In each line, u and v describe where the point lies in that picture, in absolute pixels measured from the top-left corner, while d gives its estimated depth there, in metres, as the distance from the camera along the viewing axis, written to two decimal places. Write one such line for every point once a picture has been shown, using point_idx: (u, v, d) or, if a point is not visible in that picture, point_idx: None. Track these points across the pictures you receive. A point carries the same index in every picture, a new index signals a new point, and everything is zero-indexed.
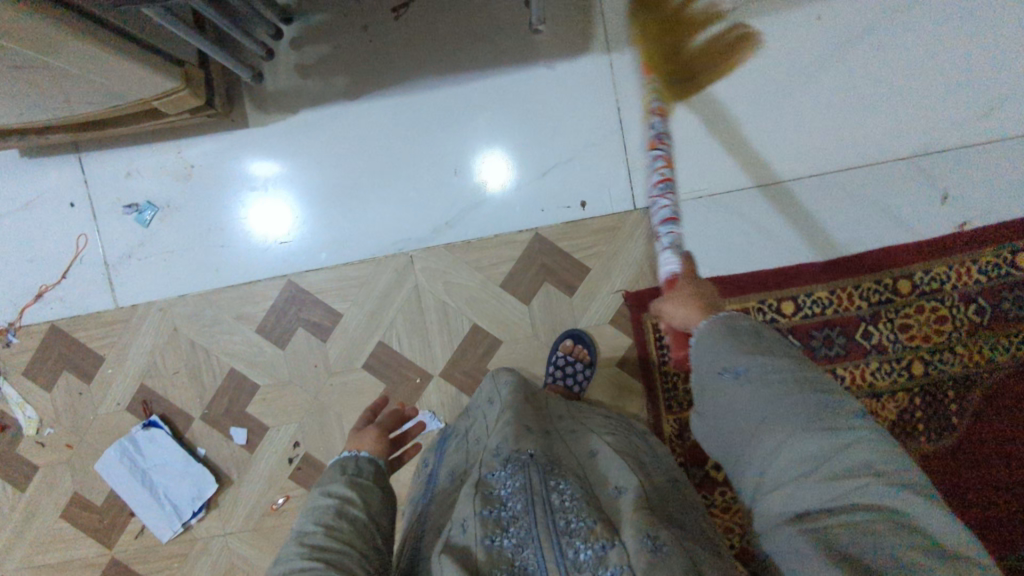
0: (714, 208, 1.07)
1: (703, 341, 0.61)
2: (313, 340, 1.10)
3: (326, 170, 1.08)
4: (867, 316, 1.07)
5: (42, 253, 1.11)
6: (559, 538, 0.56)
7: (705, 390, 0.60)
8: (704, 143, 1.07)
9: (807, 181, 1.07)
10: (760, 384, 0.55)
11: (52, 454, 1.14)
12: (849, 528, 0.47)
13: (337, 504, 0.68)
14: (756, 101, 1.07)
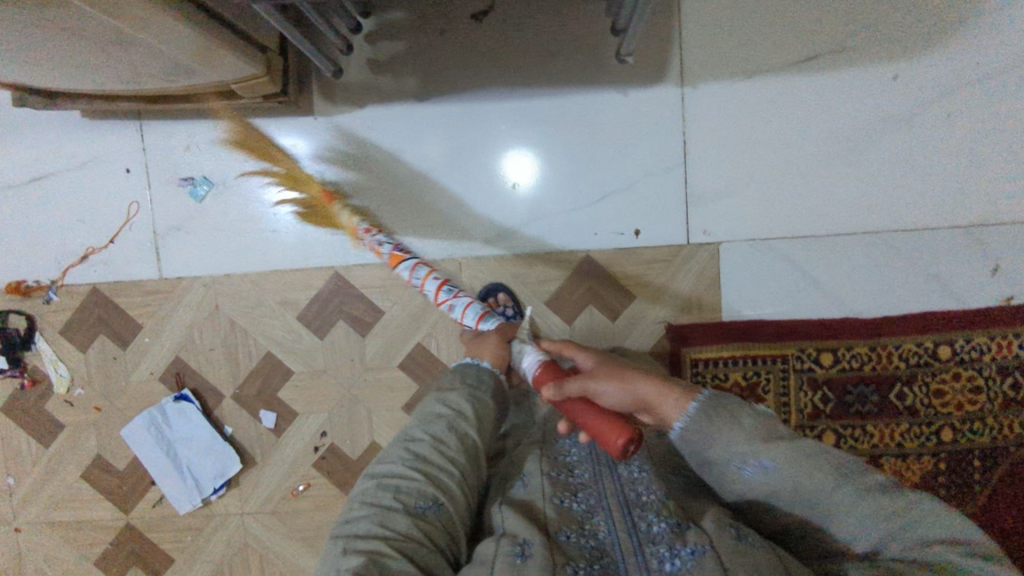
0: (765, 252, 1.07)
1: (701, 426, 0.63)
2: (353, 334, 1.11)
3: (387, 167, 1.08)
4: (903, 377, 1.08)
5: (92, 215, 1.10)
6: (632, 510, 0.66)
7: (728, 477, 0.63)
8: (765, 187, 1.06)
9: (863, 238, 1.07)
10: (791, 478, 0.59)
11: (80, 414, 1.14)
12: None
13: (450, 415, 0.80)
14: (824, 150, 1.06)
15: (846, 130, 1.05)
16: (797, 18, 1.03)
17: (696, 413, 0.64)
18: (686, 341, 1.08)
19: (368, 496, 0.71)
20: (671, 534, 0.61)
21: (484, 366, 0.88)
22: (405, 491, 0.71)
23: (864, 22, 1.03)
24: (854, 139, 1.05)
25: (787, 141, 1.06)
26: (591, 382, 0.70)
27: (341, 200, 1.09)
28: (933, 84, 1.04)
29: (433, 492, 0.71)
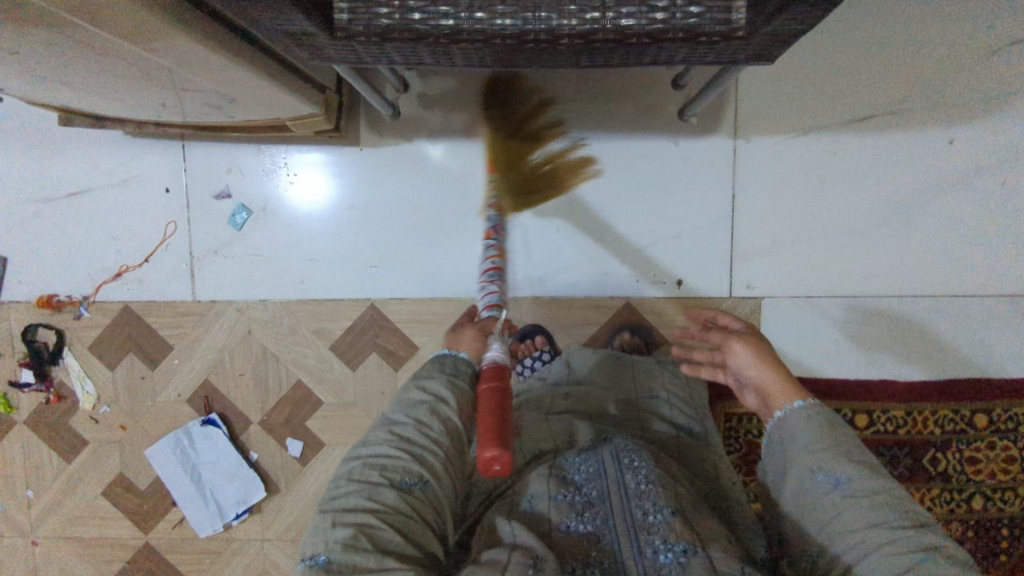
0: (806, 309, 1.06)
1: (794, 420, 0.66)
2: (385, 367, 1.10)
3: (429, 201, 1.07)
4: (938, 442, 1.07)
5: (129, 233, 1.09)
6: (638, 535, 0.58)
7: (787, 465, 0.65)
8: (812, 245, 1.05)
9: (908, 302, 1.06)
10: (859, 498, 0.59)
11: (105, 431, 1.13)
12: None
13: (432, 399, 0.66)
14: (874, 211, 1.04)
15: (897, 194, 1.04)
16: (854, 79, 1.02)
17: (805, 419, 0.65)
18: (720, 395, 1.08)
19: (355, 471, 0.61)
20: (679, 570, 0.54)
21: (461, 353, 0.72)
22: (392, 468, 0.61)
23: (922, 86, 1.01)
24: (905, 202, 1.04)
25: (836, 200, 1.04)
26: (733, 343, 0.74)
27: (379, 233, 1.08)
28: (993, 150, 1.02)
29: (423, 469, 0.61)
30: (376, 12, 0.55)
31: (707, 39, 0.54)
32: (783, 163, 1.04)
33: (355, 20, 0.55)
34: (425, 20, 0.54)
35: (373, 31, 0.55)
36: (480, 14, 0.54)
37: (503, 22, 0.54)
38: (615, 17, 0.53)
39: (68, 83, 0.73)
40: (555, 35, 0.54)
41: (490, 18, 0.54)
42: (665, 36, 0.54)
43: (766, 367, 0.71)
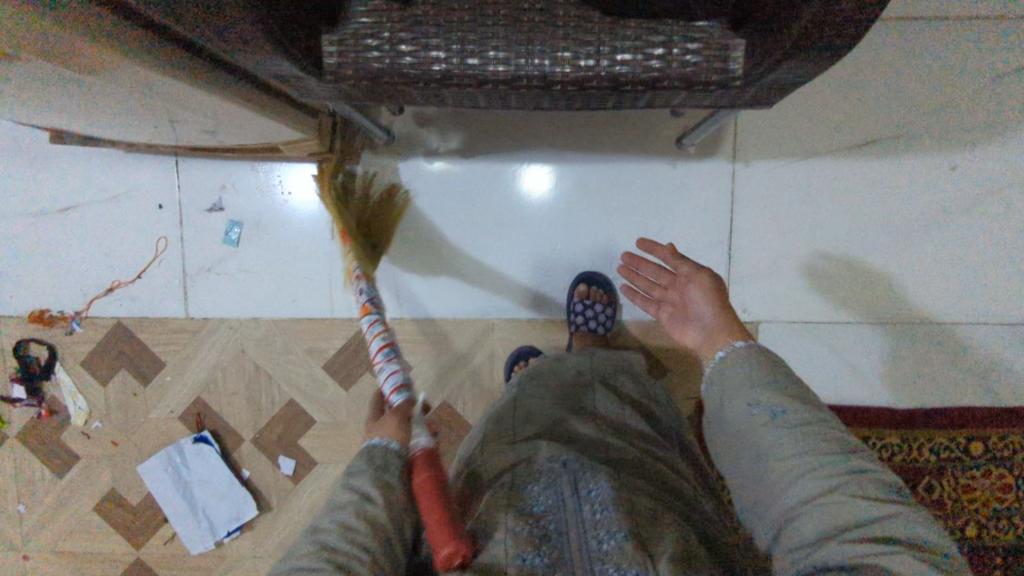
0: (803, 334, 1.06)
1: (738, 367, 0.69)
2: (378, 387, 1.10)
3: (422, 219, 1.06)
4: (933, 470, 1.06)
5: (121, 249, 1.08)
6: (593, 565, 0.56)
7: (729, 411, 0.68)
8: (810, 270, 1.04)
9: (903, 329, 1.05)
10: (797, 430, 0.63)
11: (97, 447, 1.13)
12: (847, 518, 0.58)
13: (357, 499, 0.61)
14: (874, 238, 1.03)
15: (898, 221, 1.03)
16: (854, 104, 1.01)
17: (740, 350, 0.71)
18: None
19: None
20: None
21: (379, 440, 0.67)
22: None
23: (922, 112, 1.00)
24: (905, 229, 1.03)
25: (835, 226, 1.03)
26: (694, 275, 0.82)
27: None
28: (996, 178, 1.01)
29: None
30: (366, 56, 0.54)
31: (706, 85, 0.53)
32: (782, 188, 1.03)
33: (343, 64, 0.54)
34: (416, 63, 0.53)
35: (362, 75, 0.54)
36: (474, 59, 0.52)
37: (496, 66, 0.52)
38: (611, 61, 0.52)
39: (56, 109, 0.72)
40: (549, 79, 0.53)
41: (483, 61, 0.52)
42: (662, 81, 0.53)
43: (719, 294, 0.80)
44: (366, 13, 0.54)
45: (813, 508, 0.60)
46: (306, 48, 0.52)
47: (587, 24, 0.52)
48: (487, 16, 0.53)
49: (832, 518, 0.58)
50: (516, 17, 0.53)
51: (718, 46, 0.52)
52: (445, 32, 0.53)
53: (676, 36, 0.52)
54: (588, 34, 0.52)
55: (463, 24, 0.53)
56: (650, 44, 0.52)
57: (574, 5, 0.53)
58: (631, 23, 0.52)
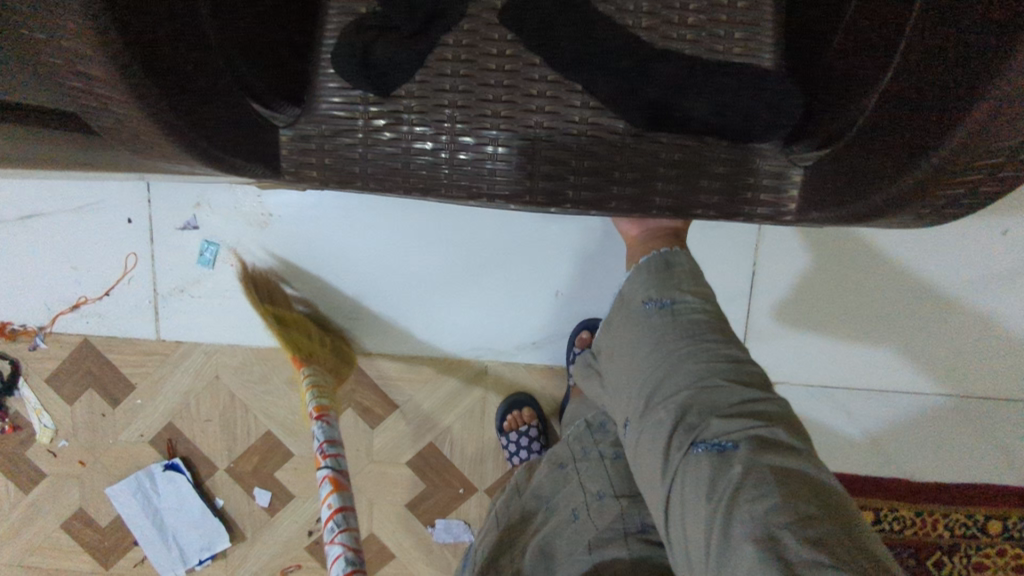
0: (822, 403, 1.00)
1: (640, 276, 0.71)
2: (360, 424, 1.04)
3: (422, 258, 0.97)
4: (944, 545, 1.00)
5: (86, 264, 0.99)
6: None
7: (625, 318, 0.70)
8: (835, 332, 0.97)
9: (928, 399, 0.98)
10: (679, 318, 0.65)
11: (63, 466, 1.07)
12: (733, 397, 0.57)
13: None
14: (910, 303, 0.94)
15: (941, 294, 0.94)
16: None
17: (661, 254, 0.72)
18: None
19: None
20: None
21: None
22: None
23: None
24: (949, 300, 0.94)
25: (874, 294, 0.94)
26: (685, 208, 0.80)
27: (364, 290, 0.99)
28: None
29: None
30: (339, 151, 0.55)
31: (748, 216, 0.54)
32: (815, 245, 0.93)
33: (309, 150, 0.55)
34: (393, 158, 0.54)
35: (325, 169, 0.55)
36: (468, 155, 0.54)
37: (503, 172, 0.53)
38: (630, 179, 0.53)
39: None
40: (559, 194, 0.53)
41: (486, 169, 0.54)
42: (696, 207, 0.54)
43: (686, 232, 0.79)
44: (340, 106, 0.55)
45: (696, 389, 0.58)
46: (261, 149, 0.51)
47: (609, 135, 0.53)
48: (489, 114, 0.54)
49: (713, 395, 0.57)
50: (523, 120, 0.54)
51: (768, 175, 0.53)
52: (447, 130, 0.54)
53: (714, 155, 0.53)
54: (612, 149, 0.53)
55: (459, 119, 0.54)
56: (687, 165, 0.53)
57: (590, 108, 0.53)
58: (664, 136, 0.53)
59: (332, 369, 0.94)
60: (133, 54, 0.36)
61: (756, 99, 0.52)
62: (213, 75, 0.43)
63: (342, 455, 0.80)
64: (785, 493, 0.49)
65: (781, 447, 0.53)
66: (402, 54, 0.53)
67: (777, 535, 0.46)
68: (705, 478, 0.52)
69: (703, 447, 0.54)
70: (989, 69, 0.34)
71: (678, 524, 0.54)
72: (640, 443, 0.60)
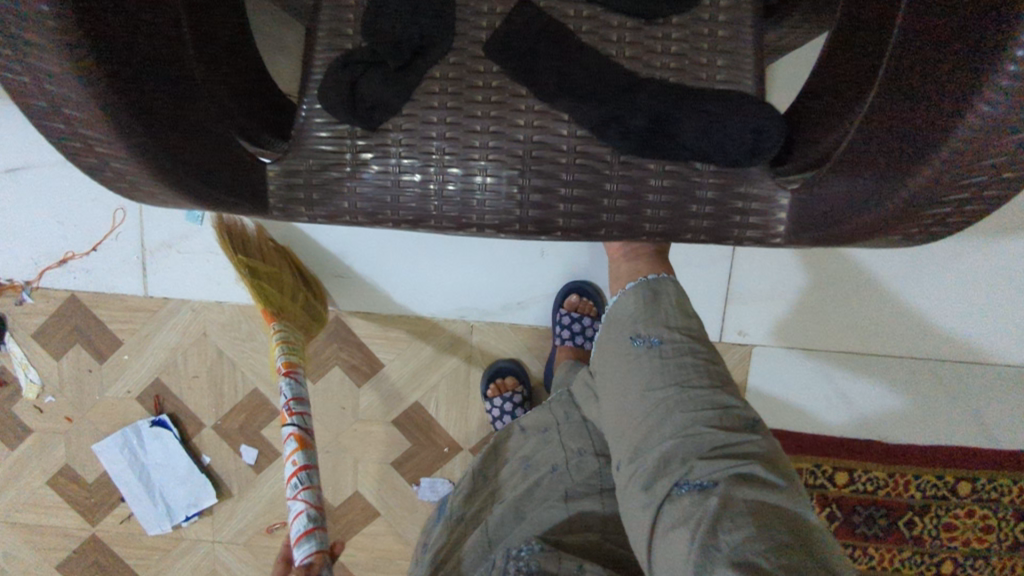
0: (795, 400, 1.04)
1: (626, 303, 0.75)
2: (347, 382, 1.05)
3: (414, 253, 0.99)
4: (916, 505, 1.03)
5: (73, 218, 0.99)
6: None
7: (613, 352, 0.72)
8: (814, 309, 1.00)
9: (902, 378, 1.01)
10: (669, 355, 0.68)
11: (50, 422, 1.07)
12: (720, 439, 0.61)
13: None
14: (883, 283, 0.98)
15: (921, 315, 0.98)
16: None
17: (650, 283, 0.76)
18: None
19: None
20: None
21: None
22: None
23: None
24: (919, 280, 0.97)
25: (856, 311, 0.99)
26: None
27: (353, 278, 1.01)
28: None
29: None
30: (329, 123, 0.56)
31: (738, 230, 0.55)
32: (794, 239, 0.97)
33: (295, 185, 0.56)
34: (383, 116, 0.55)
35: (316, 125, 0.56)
36: (457, 174, 0.55)
37: (492, 203, 0.55)
38: (621, 207, 0.55)
39: None
40: (548, 222, 0.55)
41: (476, 183, 0.54)
42: (686, 231, 0.55)
43: None
44: (327, 141, 0.56)
45: (681, 434, 0.62)
46: (247, 186, 0.52)
47: (596, 163, 0.54)
48: (478, 132, 0.55)
49: (696, 439, 0.61)
50: (510, 137, 0.55)
51: (754, 203, 0.54)
52: (437, 105, 0.55)
53: (701, 182, 0.54)
54: (601, 167, 0.54)
55: (450, 94, 0.55)
56: (674, 191, 0.54)
57: (577, 136, 0.54)
58: (651, 166, 0.54)
59: (305, 326, 0.93)
60: (109, 85, 0.38)
61: (746, 121, 0.52)
62: (189, 109, 0.45)
63: (309, 413, 0.82)
64: (762, 529, 0.52)
65: (760, 483, 0.57)
66: (384, 85, 0.55)
67: (752, 561, 0.50)
68: (687, 515, 0.56)
69: (687, 487, 0.58)
70: (937, 136, 0.37)
71: (662, 556, 0.58)
72: (628, 484, 0.64)
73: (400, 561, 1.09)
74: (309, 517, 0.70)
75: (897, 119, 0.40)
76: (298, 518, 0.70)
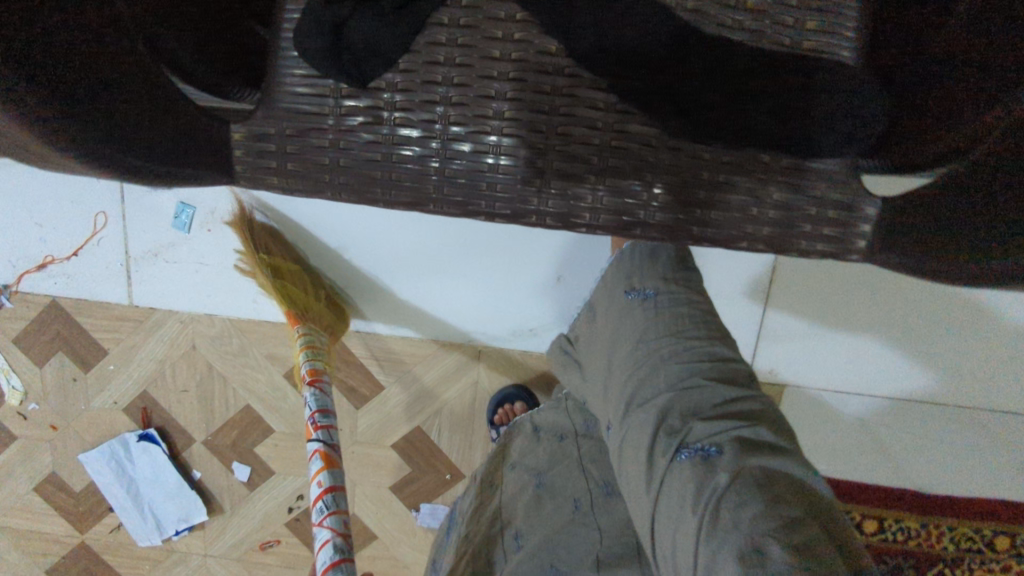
0: (827, 393, 0.94)
1: (623, 263, 0.73)
2: (345, 404, 0.99)
3: (410, 245, 0.86)
4: (948, 558, 0.96)
5: (53, 221, 0.91)
6: None
7: (613, 313, 0.71)
8: (847, 355, 0.91)
9: (945, 420, 0.92)
10: (662, 314, 0.66)
11: (33, 429, 1.02)
12: (716, 403, 0.57)
13: None
14: (927, 328, 0.88)
15: (986, 320, 0.86)
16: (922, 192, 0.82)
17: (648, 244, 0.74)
18: None
19: None
20: None
21: None
22: None
23: None
24: (973, 325, 0.87)
25: (895, 350, 0.90)
26: None
27: (353, 293, 0.92)
28: None
29: None
30: (308, 151, 0.46)
31: (804, 252, 0.46)
32: (825, 281, 0.87)
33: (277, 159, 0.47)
34: (372, 149, 0.46)
35: (287, 172, 0.47)
36: (466, 147, 0.45)
37: (509, 187, 0.46)
38: (660, 203, 0.46)
39: None
40: (572, 215, 0.46)
41: (486, 165, 0.45)
42: (743, 226, 0.46)
43: None
44: (307, 98, 0.46)
45: (676, 391, 0.59)
46: (196, 143, 0.44)
47: (636, 142, 0.45)
48: (486, 171, 0.46)
49: (694, 396, 0.58)
50: (533, 104, 0.45)
51: (835, 188, 0.46)
52: (439, 116, 0.45)
53: (767, 178, 0.45)
54: (646, 150, 0.45)
55: (454, 121, 0.45)
56: (728, 183, 0.45)
57: (616, 112, 0.45)
58: (709, 150, 0.45)
59: (329, 326, 0.86)
60: (38, 97, 0.32)
61: (838, 109, 0.45)
62: (155, 124, 0.40)
63: (335, 427, 0.73)
64: (771, 492, 0.47)
65: (765, 447, 0.52)
66: (381, 31, 0.44)
67: (761, 546, 0.43)
68: (691, 486, 0.50)
69: (688, 453, 0.53)
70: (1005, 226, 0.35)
71: (667, 542, 0.52)
72: (625, 448, 0.60)
73: None
74: (339, 546, 0.61)
75: (915, 230, 0.41)
76: (325, 545, 0.60)
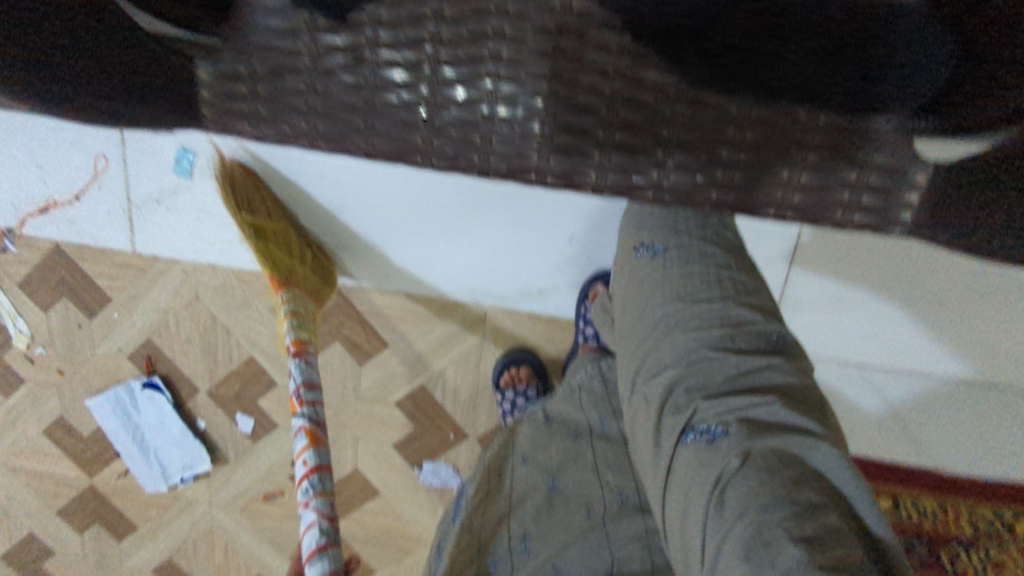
0: (849, 367, 0.90)
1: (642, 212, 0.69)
2: (349, 360, 0.97)
3: (415, 201, 0.82)
4: (965, 539, 0.92)
5: (54, 163, 0.87)
6: None
7: (625, 272, 0.68)
8: (878, 333, 0.86)
9: (980, 404, 0.88)
10: (674, 268, 0.63)
11: (41, 373, 1.02)
12: (728, 377, 0.56)
13: None
14: (969, 310, 0.82)
15: None
16: None
17: None
18: None
19: None
20: None
21: None
22: None
23: None
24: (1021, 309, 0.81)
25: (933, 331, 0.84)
26: None
27: (354, 250, 0.89)
28: None
29: None
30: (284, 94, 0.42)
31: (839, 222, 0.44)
32: (858, 254, 0.82)
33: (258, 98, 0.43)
34: (353, 92, 0.42)
35: None
36: (461, 93, 0.41)
37: (509, 142, 0.42)
38: (677, 164, 0.42)
39: None
40: (577, 175, 0.43)
41: (483, 116, 0.42)
42: (768, 198, 0.43)
43: None
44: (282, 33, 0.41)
45: (686, 364, 0.58)
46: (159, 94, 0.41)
47: (650, 92, 0.41)
48: (480, 122, 0.42)
49: (706, 368, 0.57)
50: (535, 43, 0.40)
51: (884, 153, 0.41)
52: (428, 56, 0.41)
53: (801, 136, 0.41)
54: (662, 101, 0.41)
55: (445, 59, 0.41)
56: (750, 141, 0.42)
57: (629, 55, 0.41)
58: (735, 103, 0.41)
59: (313, 291, 0.83)
60: None
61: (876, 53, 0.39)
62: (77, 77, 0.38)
63: (321, 402, 0.71)
64: (783, 477, 0.48)
65: (776, 428, 0.52)
66: None
67: (768, 537, 0.45)
68: (697, 467, 0.52)
69: (694, 436, 0.54)
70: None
71: (675, 516, 0.53)
72: (637, 426, 0.61)
73: (398, 545, 1.03)
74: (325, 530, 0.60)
75: (953, 214, 0.39)
76: (309, 528, 0.60)
